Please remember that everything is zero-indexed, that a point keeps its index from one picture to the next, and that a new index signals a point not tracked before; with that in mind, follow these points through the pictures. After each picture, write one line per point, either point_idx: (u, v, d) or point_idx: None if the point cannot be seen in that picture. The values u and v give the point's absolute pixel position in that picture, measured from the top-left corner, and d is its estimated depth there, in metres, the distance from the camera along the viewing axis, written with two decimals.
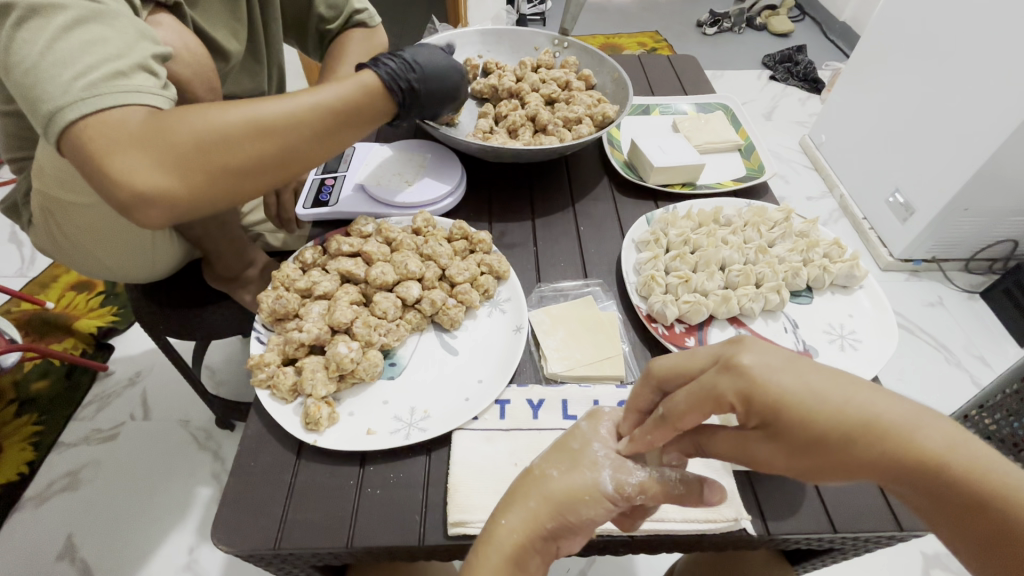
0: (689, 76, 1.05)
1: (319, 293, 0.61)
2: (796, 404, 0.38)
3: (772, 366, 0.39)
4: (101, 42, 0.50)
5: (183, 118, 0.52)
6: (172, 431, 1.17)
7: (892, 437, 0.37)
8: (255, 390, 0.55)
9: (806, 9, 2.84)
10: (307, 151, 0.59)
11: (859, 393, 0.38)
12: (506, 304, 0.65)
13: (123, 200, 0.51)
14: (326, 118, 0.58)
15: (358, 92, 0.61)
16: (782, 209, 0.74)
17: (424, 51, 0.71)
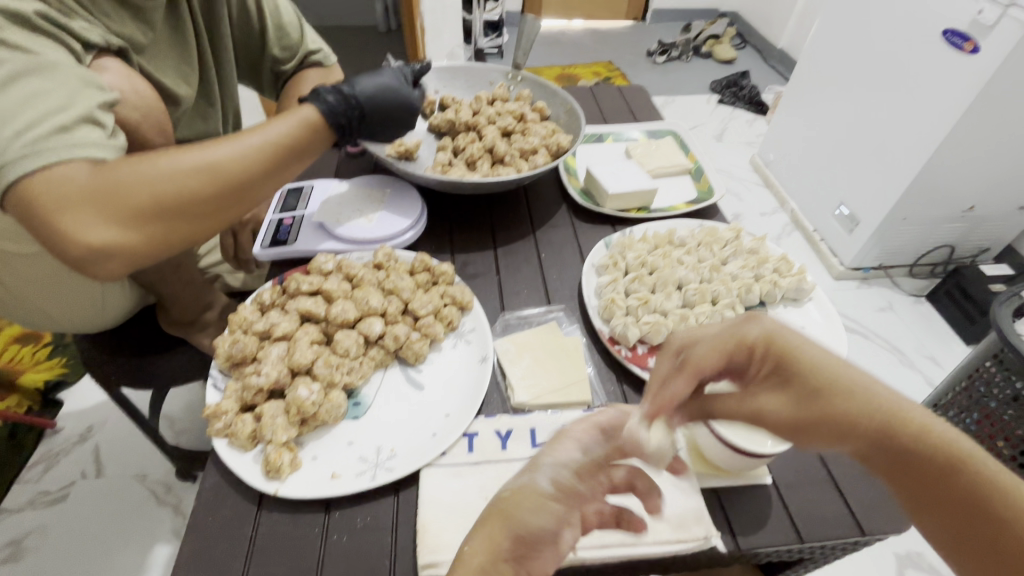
0: (639, 105, 1.10)
1: (278, 334, 0.59)
2: (800, 359, 0.44)
3: (793, 331, 0.46)
4: (41, 96, 0.50)
5: (132, 168, 0.52)
6: (128, 487, 1.11)
7: (879, 398, 0.41)
8: (212, 440, 0.53)
9: (747, 37, 3.03)
10: (260, 187, 0.60)
11: (852, 363, 0.44)
12: (471, 334, 0.65)
13: (78, 256, 0.51)
14: (275, 154, 0.60)
15: (304, 125, 0.62)
16: (731, 228, 0.77)
17: (374, 75, 0.69)
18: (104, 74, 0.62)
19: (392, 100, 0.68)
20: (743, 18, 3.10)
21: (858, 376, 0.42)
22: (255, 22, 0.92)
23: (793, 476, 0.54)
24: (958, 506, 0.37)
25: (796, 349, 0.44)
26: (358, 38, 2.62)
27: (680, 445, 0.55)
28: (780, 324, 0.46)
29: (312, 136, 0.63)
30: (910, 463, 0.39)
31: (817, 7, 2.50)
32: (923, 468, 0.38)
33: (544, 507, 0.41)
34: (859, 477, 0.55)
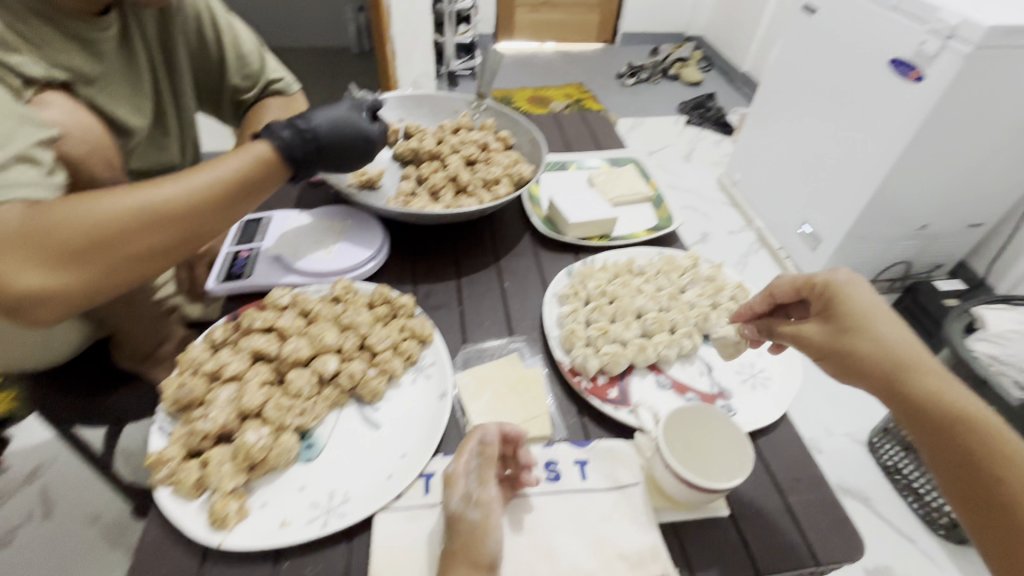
0: (603, 132, 1.12)
1: (228, 375, 0.57)
2: (845, 306, 0.53)
3: (860, 287, 0.55)
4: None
5: (69, 209, 0.52)
6: (78, 529, 1.08)
7: (898, 349, 0.50)
8: (154, 490, 0.50)
9: (713, 61, 3.14)
10: (208, 224, 0.60)
11: (892, 322, 0.52)
12: (431, 368, 0.64)
13: (10, 303, 0.50)
14: (224, 190, 0.60)
15: (256, 161, 0.63)
16: (689, 256, 0.79)
17: (331, 110, 0.69)
18: (46, 108, 0.61)
19: (348, 133, 0.68)
20: (708, 42, 3.21)
21: (894, 331, 0.51)
22: (214, 51, 0.91)
23: (750, 508, 0.55)
24: (938, 433, 0.47)
25: (852, 300, 0.53)
26: (330, 60, 2.63)
27: (639, 479, 0.55)
28: (854, 280, 0.55)
29: (264, 172, 0.64)
30: (908, 397, 0.49)
31: (777, 33, 2.61)
32: (919, 403, 0.48)
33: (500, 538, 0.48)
34: (815, 507, 0.55)
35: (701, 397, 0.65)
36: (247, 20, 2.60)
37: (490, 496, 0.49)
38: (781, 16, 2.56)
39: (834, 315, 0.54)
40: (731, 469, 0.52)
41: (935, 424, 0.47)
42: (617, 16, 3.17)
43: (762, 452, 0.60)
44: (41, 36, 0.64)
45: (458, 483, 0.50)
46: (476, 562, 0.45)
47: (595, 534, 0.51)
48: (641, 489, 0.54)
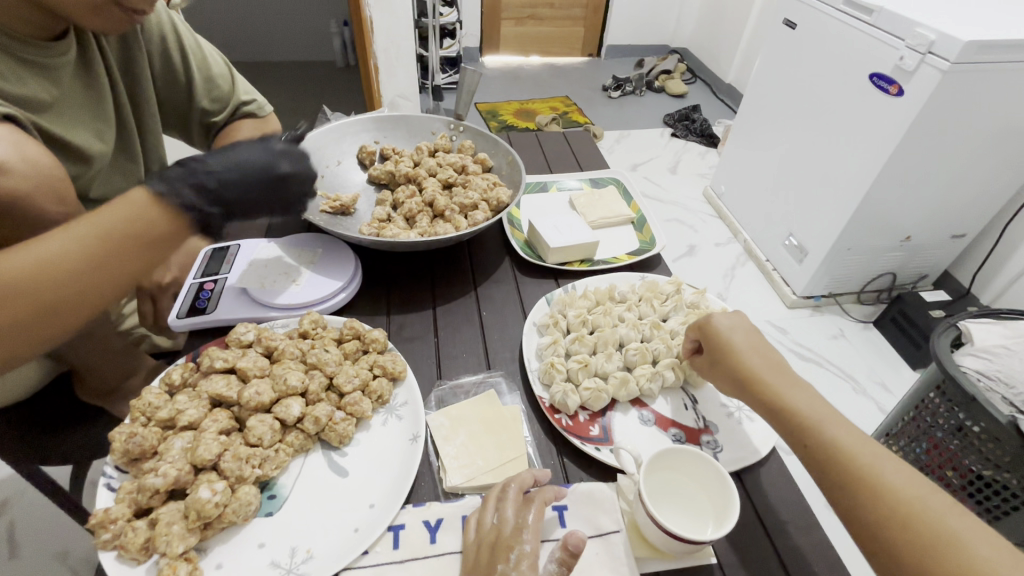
0: (584, 151, 1.11)
1: (183, 424, 0.54)
2: (720, 340, 0.59)
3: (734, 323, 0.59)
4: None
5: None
6: (46, 566, 1.04)
7: (756, 372, 0.54)
8: (97, 554, 0.46)
9: (697, 73, 3.16)
10: (74, 294, 0.50)
11: (757, 351, 0.56)
12: (403, 409, 0.61)
13: None
14: (92, 251, 0.51)
15: (133, 214, 0.53)
16: (672, 282, 0.77)
17: (236, 159, 0.61)
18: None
19: (268, 178, 0.62)
20: (693, 55, 3.24)
21: (757, 356, 0.56)
22: (180, 73, 0.88)
23: (738, 554, 0.52)
24: (794, 442, 0.50)
25: (722, 333, 0.59)
26: (314, 73, 2.60)
27: (620, 526, 0.52)
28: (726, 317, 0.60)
29: (148, 227, 0.53)
30: (776, 420, 0.52)
31: (759, 45, 2.63)
32: (777, 418, 0.51)
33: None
34: (806, 551, 0.52)
35: (685, 433, 0.62)
36: (229, 34, 2.57)
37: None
38: (763, 28, 2.58)
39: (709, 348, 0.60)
40: (716, 518, 0.49)
41: (791, 435, 0.50)
42: (602, 28, 3.19)
43: (748, 493, 0.57)
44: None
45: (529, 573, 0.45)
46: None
47: None
48: (622, 537, 0.51)
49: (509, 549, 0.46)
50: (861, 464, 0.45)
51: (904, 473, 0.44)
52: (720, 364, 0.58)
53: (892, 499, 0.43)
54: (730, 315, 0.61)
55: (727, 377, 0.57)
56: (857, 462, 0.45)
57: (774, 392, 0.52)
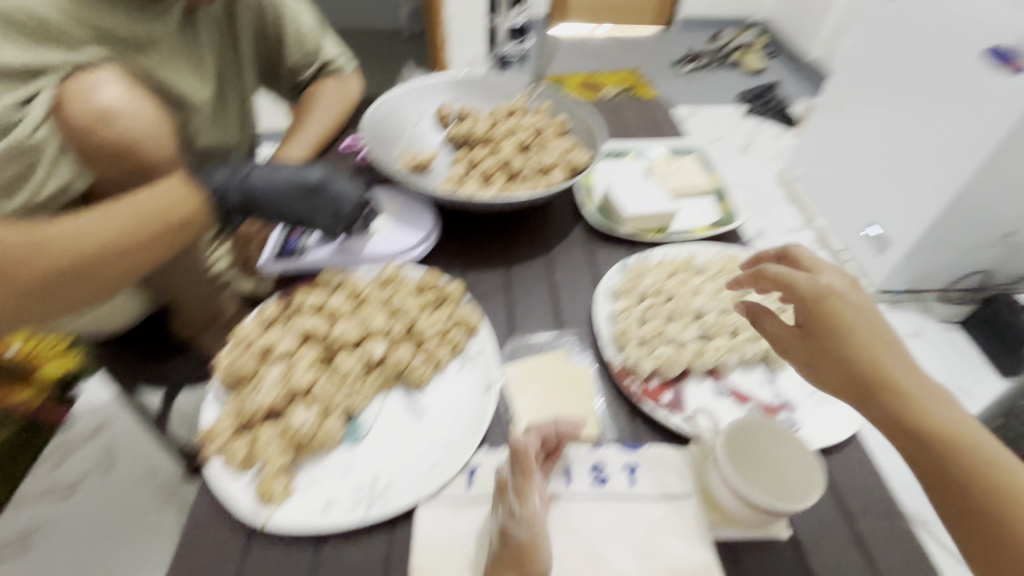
0: (662, 120, 1.07)
1: (278, 354, 0.58)
2: (824, 310, 0.50)
3: (843, 294, 0.51)
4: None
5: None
6: (140, 484, 1.16)
7: (869, 359, 0.48)
8: (206, 462, 0.51)
9: (778, 46, 2.94)
10: (107, 271, 0.56)
11: (869, 330, 0.49)
12: (477, 359, 0.63)
13: None
14: (129, 229, 0.56)
15: (168, 199, 0.58)
16: (755, 256, 0.74)
17: (281, 168, 0.67)
18: (100, 90, 0.58)
19: (300, 189, 0.66)
20: (774, 27, 3.01)
21: (883, 348, 0.48)
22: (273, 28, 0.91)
23: (813, 532, 0.51)
24: (915, 458, 0.45)
25: (837, 313, 0.50)
26: (381, 42, 2.63)
27: (693, 490, 0.52)
28: (835, 290, 0.51)
29: (178, 212, 0.58)
30: (884, 417, 0.47)
31: (853, 17, 2.41)
32: (892, 430, 0.46)
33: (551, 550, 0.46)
34: (889, 539, 0.51)
35: (763, 408, 0.60)
36: None
37: (533, 512, 0.47)
38: None
39: (816, 332, 0.51)
40: (795, 490, 0.48)
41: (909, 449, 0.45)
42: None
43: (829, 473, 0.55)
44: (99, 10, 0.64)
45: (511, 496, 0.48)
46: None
47: (645, 548, 0.49)
48: (694, 501, 0.51)
49: (500, 489, 0.49)
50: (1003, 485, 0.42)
51: None
52: (815, 340, 0.51)
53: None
54: (840, 289, 0.52)
55: (836, 371, 0.49)
56: (1002, 490, 0.42)
57: (898, 399, 0.46)
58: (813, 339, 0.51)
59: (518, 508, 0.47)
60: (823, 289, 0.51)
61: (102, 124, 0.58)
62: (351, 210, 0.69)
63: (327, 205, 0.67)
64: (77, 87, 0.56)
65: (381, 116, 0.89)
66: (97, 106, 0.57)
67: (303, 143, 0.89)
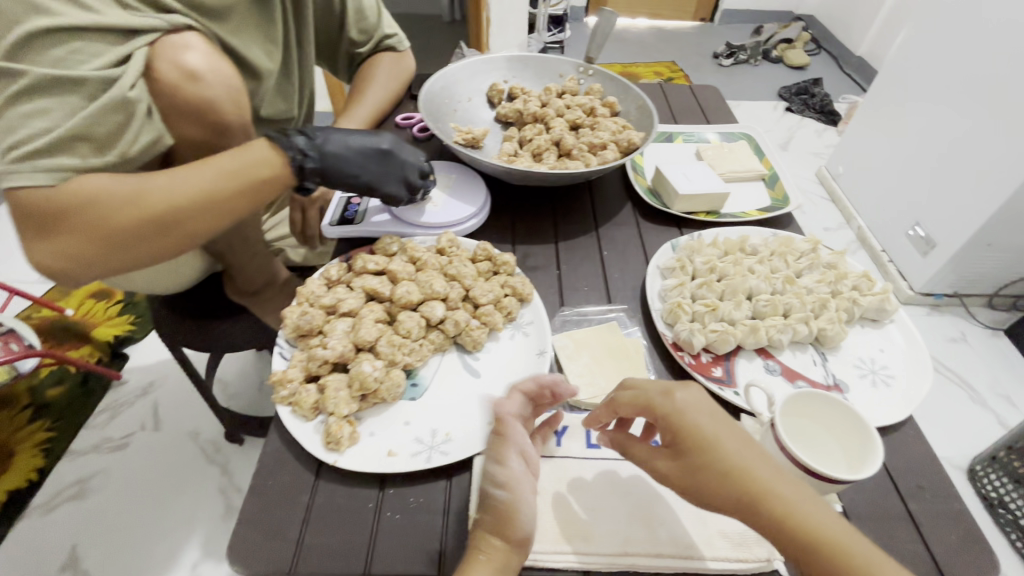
0: (712, 107, 1.06)
1: (344, 310, 0.60)
2: (695, 433, 0.44)
3: (698, 409, 0.45)
4: (45, 112, 0.52)
5: (70, 188, 0.53)
6: (182, 444, 1.19)
7: (751, 480, 0.42)
8: (276, 406, 0.54)
9: (821, 42, 2.86)
10: (192, 225, 0.59)
11: (734, 440, 0.44)
12: (529, 327, 0.65)
13: (56, 267, 0.56)
14: (217, 184, 0.58)
15: (253, 161, 0.60)
16: (808, 240, 0.74)
17: (349, 134, 0.68)
18: (187, 51, 0.61)
19: (372, 157, 0.68)
20: (818, 22, 2.93)
21: (750, 461, 0.43)
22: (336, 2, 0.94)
23: (865, 509, 0.51)
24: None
25: (697, 430, 0.44)
26: (419, 27, 2.62)
27: None
28: (692, 404, 0.45)
29: (262, 172, 0.60)
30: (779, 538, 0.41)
31: (905, 12, 2.32)
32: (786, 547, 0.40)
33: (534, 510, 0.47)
34: (943, 518, 0.51)
35: (813, 386, 0.61)
36: None
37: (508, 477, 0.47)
38: None
39: (684, 451, 0.44)
40: (849, 462, 0.49)
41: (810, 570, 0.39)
42: None
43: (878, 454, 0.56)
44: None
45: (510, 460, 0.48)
46: (510, 541, 0.45)
47: (697, 512, 0.50)
48: None
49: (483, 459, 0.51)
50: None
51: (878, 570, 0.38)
52: (686, 460, 0.44)
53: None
54: (692, 398, 0.46)
55: (713, 497, 0.43)
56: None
57: (781, 512, 0.41)
58: (685, 462, 0.44)
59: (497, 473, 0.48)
60: (679, 405, 0.45)
61: (188, 83, 0.61)
62: (417, 179, 0.72)
63: (396, 173, 0.70)
64: (166, 49, 0.60)
65: (437, 91, 0.91)
66: (185, 66, 0.61)
67: (360, 117, 0.92)
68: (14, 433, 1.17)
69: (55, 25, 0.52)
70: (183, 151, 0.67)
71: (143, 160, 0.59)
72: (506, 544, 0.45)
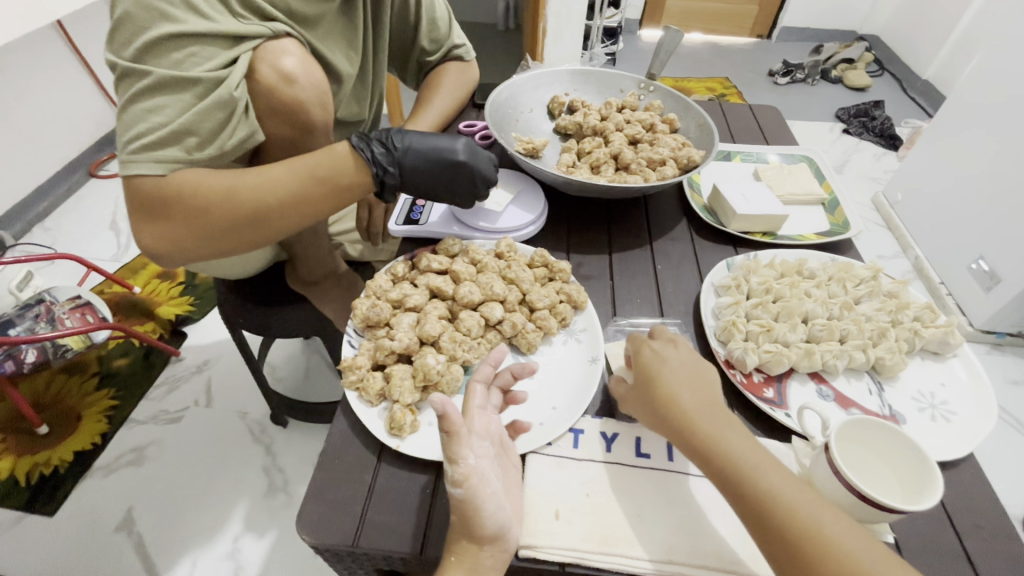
0: (772, 128, 1.06)
1: (410, 305, 0.64)
2: (652, 367, 0.54)
3: (667, 354, 0.56)
4: (161, 108, 0.58)
5: (177, 181, 0.59)
6: (231, 421, 1.26)
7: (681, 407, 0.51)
8: (344, 390, 0.58)
9: (886, 64, 2.77)
10: (274, 220, 0.64)
11: (680, 378, 0.53)
12: (582, 334, 0.67)
13: (154, 249, 0.63)
14: (301, 186, 0.64)
15: (335, 167, 0.65)
16: (869, 267, 0.73)
17: (425, 144, 0.71)
18: (284, 56, 0.67)
19: (445, 169, 0.71)
20: (883, 43, 2.84)
21: (690, 396, 0.52)
22: (412, 12, 0.99)
23: (919, 544, 0.50)
24: (727, 494, 0.48)
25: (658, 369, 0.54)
26: (475, 35, 2.68)
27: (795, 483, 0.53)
28: (663, 351, 0.56)
29: (342, 177, 0.66)
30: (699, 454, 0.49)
31: (980, 36, 2.22)
32: (708, 467, 0.49)
33: (497, 505, 0.47)
34: (1000, 560, 0.50)
35: (867, 414, 0.61)
36: None
37: (465, 475, 0.46)
38: (991, 17, 2.18)
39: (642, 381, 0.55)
40: (903, 492, 0.49)
41: (723, 487, 0.48)
42: (779, 7, 2.90)
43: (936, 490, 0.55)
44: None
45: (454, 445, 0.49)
46: (478, 539, 0.46)
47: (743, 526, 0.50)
48: None
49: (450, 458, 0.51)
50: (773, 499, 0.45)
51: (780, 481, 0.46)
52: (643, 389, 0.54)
53: (836, 551, 0.42)
54: (667, 347, 0.56)
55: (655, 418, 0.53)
56: (774, 509, 0.45)
57: (705, 438, 0.49)
58: (643, 391, 0.54)
59: (451, 471, 0.46)
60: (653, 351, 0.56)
61: (284, 86, 0.67)
62: (485, 190, 0.74)
63: (466, 184, 0.72)
64: (268, 54, 0.66)
65: (502, 101, 0.94)
66: (282, 69, 0.66)
67: (427, 122, 0.96)
68: (84, 398, 1.26)
69: (177, 31, 0.58)
70: (270, 147, 0.72)
71: (238, 154, 0.64)
72: (474, 542, 0.46)
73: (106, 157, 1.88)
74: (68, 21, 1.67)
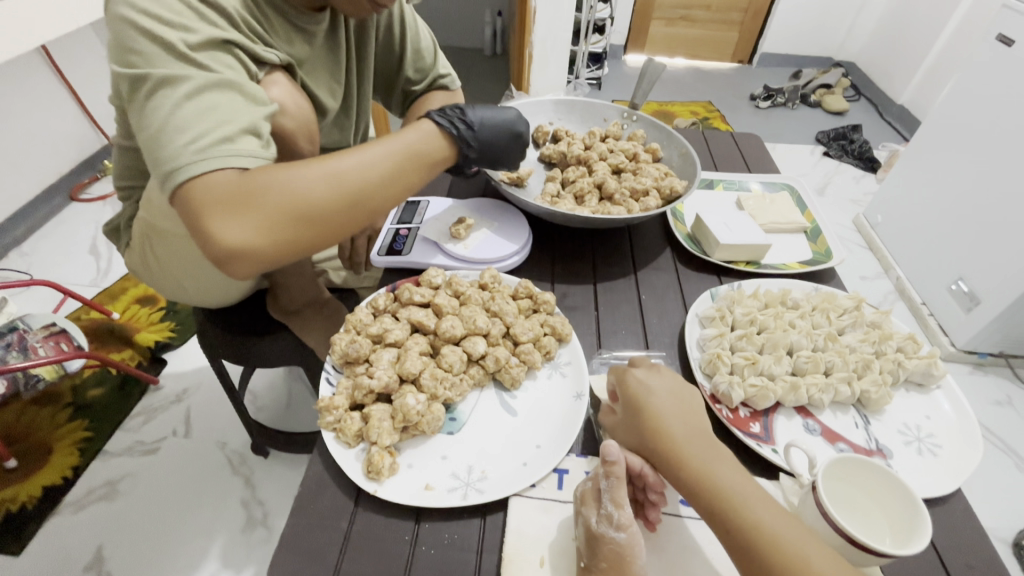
0: (754, 156, 1.07)
1: (390, 341, 0.63)
2: (641, 400, 0.54)
3: (655, 386, 0.55)
4: (218, 108, 0.54)
5: (272, 173, 0.55)
6: (210, 452, 1.22)
7: (671, 439, 0.51)
8: (321, 430, 0.56)
9: (862, 90, 2.85)
10: (372, 199, 0.62)
11: (670, 410, 0.53)
12: (567, 367, 0.66)
13: (234, 251, 0.55)
14: (399, 163, 0.64)
15: (423, 142, 0.67)
16: (851, 297, 0.73)
17: (489, 114, 0.74)
18: (271, 85, 0.67)
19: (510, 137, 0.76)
20: (859, 69, 2.93)
21: (679, 423, 0.52)
22: (397, 42, 1.00)
23: None
24: (712, 525, 0.47)
25: (647, 401, 0.54)
26: (462, 60, 2.72)
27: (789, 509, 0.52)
28: (649, 380, 0.56)
29: (432, 154, 0.68)
30: (690, 489, 0.49)
31: (951, 65, 2.30)
32: (697, 497, 0.48)
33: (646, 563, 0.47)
34: None
35: (854, 450, 0.60)
36: None
37: (630, 519, 0.47)
38: (959, 47, 2.27)
39: (633, 413, 0.54)
40: (895, 535, 0.47)
41: (712, 522, 0.47)
42: (758, 34, 2.98)
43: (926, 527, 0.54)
44: (271, 21, 0.71)
45: (592, 505, 0.49)
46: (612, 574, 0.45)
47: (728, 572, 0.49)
48: None
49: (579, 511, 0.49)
50: (762, 533, 0.45)
51: (768, 513, 0.46)
52: (633, 420, 0.54)
53: None
54: (654, 377, 0.57)
55: (644, 450, 0.52)
56: (762, 543, 0.44)
57: (695, 467, 0.49)
58: (636, 423, 0.53)
59: (616, 514, 0.47)
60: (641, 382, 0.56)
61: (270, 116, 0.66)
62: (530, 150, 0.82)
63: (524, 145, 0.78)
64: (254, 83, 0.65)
65: None
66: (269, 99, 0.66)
67: None
68: (55, 430, 1.22)
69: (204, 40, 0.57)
70: None
71: None
72: None
73: (88, 181, 1.85)
74: (54, 47, 1.67)
